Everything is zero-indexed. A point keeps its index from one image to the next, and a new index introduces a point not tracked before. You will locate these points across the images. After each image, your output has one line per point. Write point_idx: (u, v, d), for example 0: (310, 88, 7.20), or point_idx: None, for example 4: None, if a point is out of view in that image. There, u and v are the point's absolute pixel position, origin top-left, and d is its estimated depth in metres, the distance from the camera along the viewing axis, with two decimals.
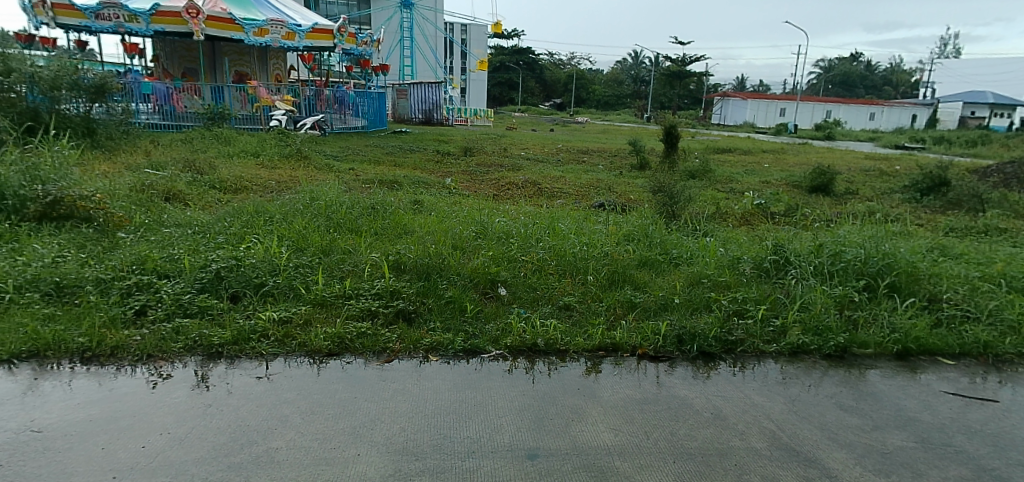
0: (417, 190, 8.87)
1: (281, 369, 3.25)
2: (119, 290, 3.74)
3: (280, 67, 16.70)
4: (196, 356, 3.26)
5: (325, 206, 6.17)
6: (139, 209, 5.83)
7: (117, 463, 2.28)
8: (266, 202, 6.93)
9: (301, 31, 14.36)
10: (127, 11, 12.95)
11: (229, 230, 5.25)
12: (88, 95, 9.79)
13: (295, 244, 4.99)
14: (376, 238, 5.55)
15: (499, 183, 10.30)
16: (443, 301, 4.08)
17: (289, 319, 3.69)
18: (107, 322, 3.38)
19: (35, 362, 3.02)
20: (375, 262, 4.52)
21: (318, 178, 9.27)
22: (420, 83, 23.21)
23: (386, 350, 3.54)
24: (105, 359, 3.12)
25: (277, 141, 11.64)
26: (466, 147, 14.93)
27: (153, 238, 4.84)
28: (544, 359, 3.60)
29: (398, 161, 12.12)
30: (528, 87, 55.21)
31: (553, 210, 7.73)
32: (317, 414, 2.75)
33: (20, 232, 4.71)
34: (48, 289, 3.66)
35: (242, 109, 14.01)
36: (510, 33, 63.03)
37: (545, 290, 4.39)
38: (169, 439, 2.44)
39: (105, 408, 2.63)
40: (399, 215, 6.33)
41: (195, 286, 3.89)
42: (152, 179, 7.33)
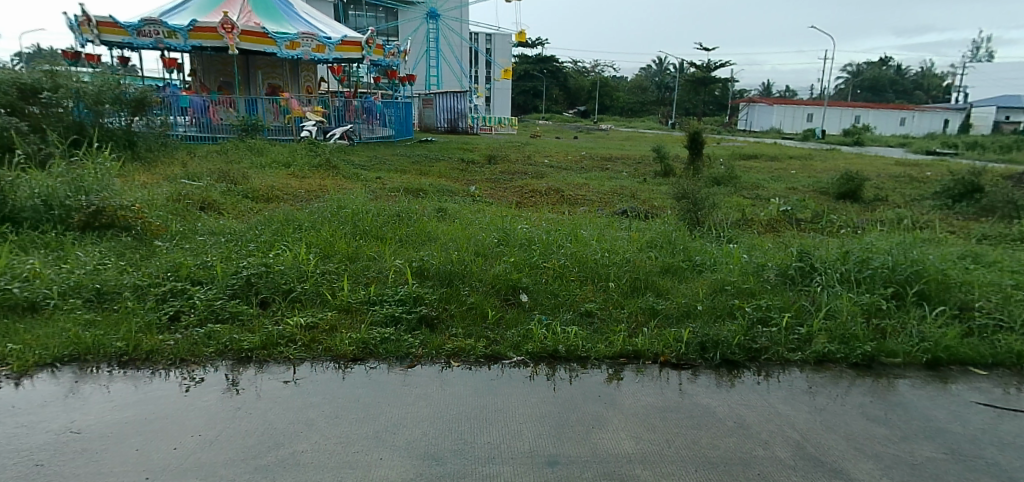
0: (442, 198, 8.97)
1: (307, 373, 3.32)
2: (155, 296, 3.86)
3: (311, 79, 17.05)
4: (226, 360, 3.35)
5: (351, 214, 6.29)
6: (175, 218, 6.01)
7: (151, 464, 2.33)
8: (296, 210, 7.09)
9: (331, 43, 14.59)
10: (167, 27, 13.40)
11: (259, 237, 5.38)
12: (129, 108, 10.23)
13: (322, 251, 5.10)
14: (400, 245, 5.64)
15: (523, 190, 10.36)
16: (465, 307, 4.14)
17: (315, 324, 3.77)
18: (143, 327, 3.50)
19: (77, 366, 3.12)
20: (399, 269, 4.59)
21: (346, 187, 9.44)
22: (445, 92, 23.45)
23: (409, 355, 3.59)
24: (141, 363, 3.22)
25: (307, 151, 11.87)
26: (491, 155, 15.03)
27: (188, 246, 4.99)
28: (565, 366, 3.61)
29: (423, 169, 12.25)
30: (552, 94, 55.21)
31: (576, 217, 7.75)
32: (341, 418, 2.81)
33: (64, 240, 4.89)
34: (90, 295, 3.80)
35: (275, 120, 14.25)
36: (533, 41, 63.30)
37: (566, 297, 4.41)
38: (200, 441, 2.51)
39: (141, 410, 2.72)
40: (424, 222, 6.41)
41: (226, 292, 4.00)
42: (188, 189, 7.56)
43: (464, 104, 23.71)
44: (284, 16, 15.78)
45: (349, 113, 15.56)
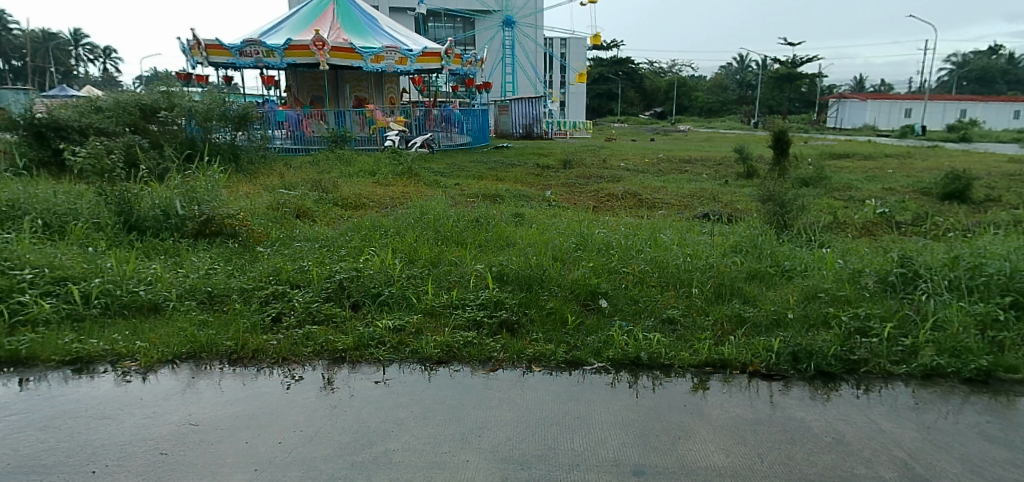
0: (519, 203, 9.06)
1: (396, 374, 3.45)
2: (259, 298, 4.14)
3: (393, 90, 17.71)
4: (322, 360, 3.54)
5: (433, 220, 6.49)
6: (274, 226, 6.41)
7: (259, 456, 2.48)
8: (382, 217, 7.38)
9: (412, 56, 15.07)
10: (265, 47, 14.35)
11: (350, 243, 5.65)
12: (233, 124, 10.98)
13: (407, 256, 5.28)
14: (481, 250, 5.75)
15: (600, 194, 10.29)
16: (545, 312, 4.16)
17: (403, 327, 3.91)
18: (249, 327, 3.76)
19: (193, 363, 3.39)
20: (480, 274, 4.68)
21: (427, 193, 9.72)
22: (521, 98, 23.66)
23: (491, 359, 3.65)
24: (248, 360, 3.46)
25: (390, 160, 12.31)
26: (567, 159, 15.02)
27: (286, 251, 5.32)
28: (648, 373, 3.56)
29: (501, 175, 12.40)
30: (627, 96, 54.49)
31: (655, 221, 7.62)
32: (429, 419, 2.90)
33: (180, 247, 5.33)
34: (203, 297, 4.11)
35: (361, 131, 14.88)
36: (608, 44, 62.72)
37: (647, 303, 4.34)
38: (300, 436, 2.66)
39: (248, 405, 2.92)
40: (502, 227, 6.51)
41: (321, 295, 4.22)
42: (285, 198, 8.04)
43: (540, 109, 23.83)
44: (369, 31, 16.47)
45: (429, 122, 16.06)
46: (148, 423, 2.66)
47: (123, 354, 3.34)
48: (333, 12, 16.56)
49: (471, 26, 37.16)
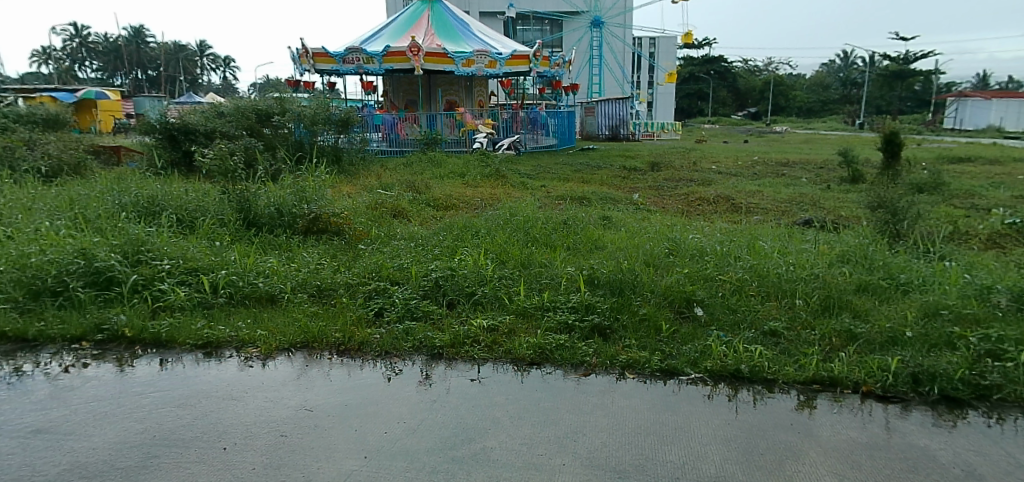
0: (606, 206, 8.96)
1: (490, 373, 3.51)
2: (362, 294, 4.34)
3: (483, 93, 18.03)
4: (421, 356, 3.66)
5: (523, 222, 6.55)
6: (373, 225, 6.71)
7: (367, 443, 2.60)
8: (473, 217, 7.53)
9: (502, 59, 15.36)
10: (366, 54, 15.02)
11: (443, 243, 5.81)
12: (336, 127, 11.46)
13: (499, 256, 5.36)
14: (571, 252, 5.74)
15: (690, 198, 9.98)
16: (638, 318, 4.08)
17: (496, 327, 3.96)
18: (355, 321, 3.97)
19: (305, 352, 3.61)
20: (572, 276, 4.67)
21: (515, 195, 9.82)
22: (609, 100, 23.40)
23: (583, 364, 3.62)
24: (354, 352, 3.65)
25: (480, 162, 12.53)
26: (655, 162, 14.69)
27: (385, 249, 5.55)
28: (749, 388, 3.41)
29: (588, 177, 12.31)
30: (719, 96, 52.64)
31: (751, 227, 7.29)
32: (524, 420, 2.93)
33: (292, 243, 5.70)
34: (312, 290, 4.38)
35: (451, 133, 15.33)
36: (702, 43, 60.74)
37: (747, 313, 4.16)
38: (404, 428, 2.77)
39: (355, 395, 3.07)
40: (591, 230, 6.46)
41: (418, 293, 4.37)
42: (382, 198, 8.40)
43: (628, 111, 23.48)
44: (462, 36, 16.86)
45: (516, 125, 16.25)
46: (268, 406, 2.85)
47: (245, 340, 3.61)
48: (429, 19, 17.09)
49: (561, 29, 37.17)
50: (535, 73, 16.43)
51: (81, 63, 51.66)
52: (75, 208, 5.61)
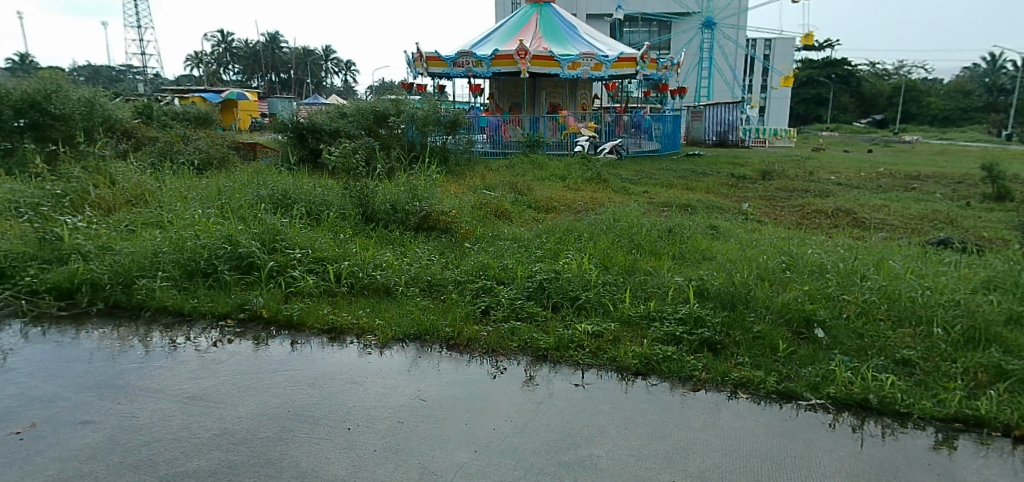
0: (712, 214, 8.62)
1: (594, 379, 3.47)
2: (470, 291, 4.45)
3: (587, 96, 17.93)
4: (526, 356, 3.69)
5: (627, 228, 6.46)
6: (478, 224, 6.87)
7: (476, 438, 2.66)
8: (575, 221, 7.51)
9: (608, 61, 15.19)
10: (475, 58, 15.39)
11: (546, 245, 5.84)
12: (445, 128, 11.77)
13: (602, 261, 5.31)
14: (677, 262, 5.57)
15: (805, 209, 9.38)
16: (752, 336, 3.85)
17: (601, 334, 3.90)
18: (464, 317, 4.09)
19: (417, 344, 3.76)
20: (680, 286, 4.53)
21: (617, 200, 9.69)
22: (717, 104, 22.47)
23: (693, 378, 3.48)
24: (462, 347, 3.76)
25: (582, 166, 12.47)
26: (765, 170, 13.92)
27: (490, 249, 5.66)
28: (877, 420, 3.15)
29: (693, 184, 11.90)
30: (840, 102, 48.91)
31: (874, 244, 6.74)
32: (632, 431, 2.88)
33: (404, 238, 5.97)
34: (423, 285, 4.55)
35: (552, 136, 15.30)
36: (824, 45, 56.92)
37: (876, 340, 3.83)
38: (512, 427, 2.81)
39: (464, 390, 3.15)
40: (698, 239, 6.24)
41: (523, 294, 4.41)
42: (487, 198, 8.59)
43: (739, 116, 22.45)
44: (569, 39, 16.85)
45: (619, 128, 15.92)
46: (385, 393, 2.99)
47: (364, 329, 3.83)
48: (537, 23, 17.24)
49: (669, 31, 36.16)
50: (641, 76, 16.12)
51: (224, 67, 57.00)
52: (221, 198, 6.19)
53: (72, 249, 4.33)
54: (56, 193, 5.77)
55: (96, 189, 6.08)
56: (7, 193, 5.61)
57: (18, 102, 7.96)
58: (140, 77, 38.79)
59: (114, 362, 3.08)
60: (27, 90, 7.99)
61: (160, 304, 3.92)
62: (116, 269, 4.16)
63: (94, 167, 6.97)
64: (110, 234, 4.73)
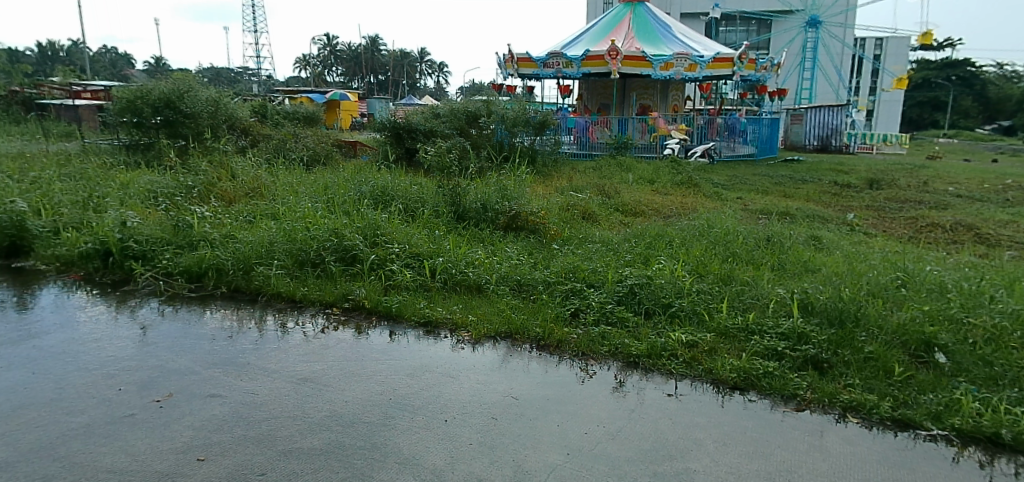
0: (812, 224, 8.14)
1: (688, 390, 3.36)
2: (560, 293, 4.44)
3: (679, 98, 17.43)
4: (617, 361, 3.63)
5: (721, 235, 6.22)
6: (567, 226, 6.85)
7: (569, 441, 2.65)
8: (664, 226, 7.33)
9: (702, 62, 14.65)
10: (566, 59, 15.34)
11: (636, 250, 5.73)
12: (534, 129, 11.80)
13: (696, 269, 5.14)
14: (776, 272, 5.31)
15: (918, 222, 8.66)
16: (863, 356, 3.59)
17: (696, 343, 3.76)
18: (554, 318, 4.08)
19: (508, 343, 3.79)
20: (782, 299, 4.30)
21: (709, 206, 9.35)
22: (820, 107, 21.17)
23: (797, 397, 3.29)
24: (553, 349, 3.75)
25: (672, 169, 12.13)
26: (873, 178, 12.98)
27: (579, 251, 5.62)
28: (1010, 458, 2.85)
29: (790, 191, 11.28)
30: (960, 106, 44.35)
31: (1000, 262, 6.12)
32: (730, 447, 2.78)
33: (494, 237, 6.05)
34: (513, 285, 4.59)
35: (641, 138, 14.99)
36: (944, 44, 52.36)
37: (1009, 369, 3.45)
38: (605, 432, 2.78)
39: (555, 391, 3.15)
40: (800, 250, 5.89)
41: (614, 298, 4.33)
42: (574, 200, 8.56)
43: (844, 121, 21.08)
44: (663, 39, 16.43)
45: (712, 131, 15.36)
46: (479, 389, 3.05)
47: (458, 324, 3.91)
48: (630, 23, 16.95)
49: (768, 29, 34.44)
50: (737, 77, 15.45)
51: (327, 69, 60.20)
52: (327, 193, 6.55)
53: (200, 236, 4.72)
54: (186, 185, 6.32)
55: (218, 182, 6.61)
56: (146, 184, 6.20)
57: (155, 101, 8.79)
58: (254, 79, 41.73)
59: (235, 342, 3.33)
60: (163, 90, 8.80)
61: (275, 290, 4.20)
62: (238, 256, 4.49)
63: (217, 162, 7.58)
64: (231, 223, 5.11)
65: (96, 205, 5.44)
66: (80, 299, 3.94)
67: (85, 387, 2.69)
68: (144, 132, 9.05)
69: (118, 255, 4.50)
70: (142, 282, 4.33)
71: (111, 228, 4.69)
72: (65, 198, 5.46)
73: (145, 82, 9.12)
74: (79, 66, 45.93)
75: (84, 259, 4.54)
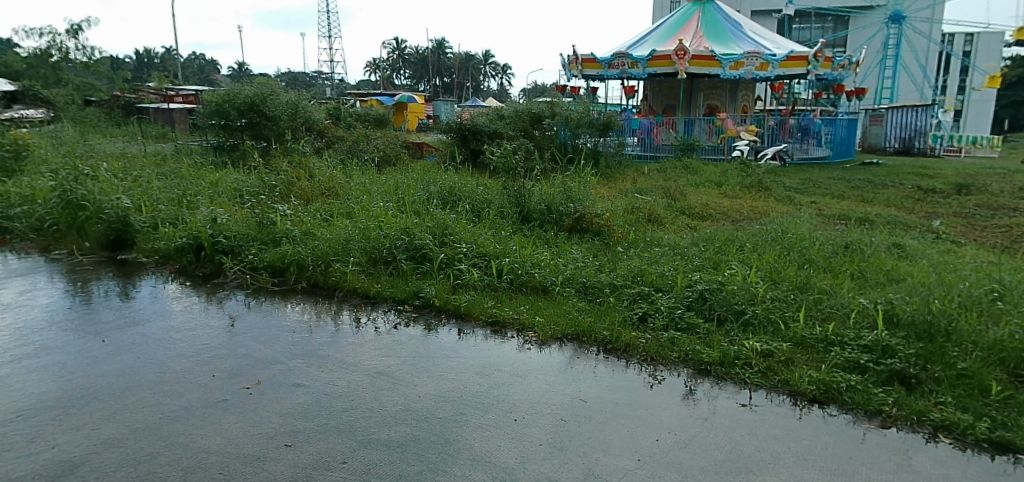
0: (894, 230, 7.69)
1: (763, 401, 3.25)
2: (627, 296, 4.37)
3: (749, 98, 16.85)
4: (688, 368, 3.55)
5: (796, 241, 5.97)
6: (632, 229, 6.77)
7: (640, 447, 2.62)
8: (734, 230, 7.10)
9: (775, 60, 14.17)
10: (631, 59, 15.10)
11: (705, 254, 5.58)
12: (598, 131, 11.64)
13: (769, 275, 4.95)
14: (856, 281, 5.05)
15: (1013, 231, 8.03)
16: (955, 373, 3.37)
17: (771, 353, 3.63)
18: (621, 322, 4.02)
19: (575, 345, 3.78)
20: (864, 309, 4.09)
21: (780, 210, 8.99)
22: (904, 107, 19.98)
23: (882, 414, 3.12)
24: (620, 353, 3.70)
25: (741, 172, 11.74)
26: (962, 183, 12.16)
27: (646, 255, 5.53)
28: None
29: (870, 196, 10.69)
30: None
31: None
32: (810, 463, 2.68)
33: (560, 239, 6.03)
34: (579, 287, 4.55)
35: (709, 140, 14.52)
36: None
37: None
38: (676, 440, 2.73)
39: (624, 396, 3.11)
40: (882, 258, 5.58)
41: (683, 303, 4.23)
42: (639, 202, 8.43)
43: (930, 121, 19.81)
44: (733, 37, 15.93)
45: (783, 132, 14.73)
46: (548, 390, 3.06)
47: (525, 325, 3.93)
48: (698, 22, 16.53)
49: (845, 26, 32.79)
50: (812, 76, 14.79)
51: (395, 72, 61.83)
52: (397, 193, 6.75)
53: (282, 232, 4.95)
54: (268, 184, 6.66)
55: (297, 181, 6.93)
56: (233, 183, 6.58)
57: (241, 104, 9.32)
58: (327, 83, 43.42)
59: (313, 335, 3.47)
60: (248, 93, 9.31)
61: (350, 286, 4.35)
62: (317, 252, 4.69)
63: (296, 163, 7.97)
64: (309, 221, 5.34)
65: (189, 201, 5.80)
66: (175, 290, 4.21)
67: (182, 372, 2.87)
68: (230, 133, 9.58)
69: (209, 249, 4.78)
70: (231, 275, 4.58)
71: (202, 224, 4.98)
72: (162, 195, 5.85)
73: (231, 87, 9.68)
74: (169, 72, 49.08)
75: (179, 252, 4.85)
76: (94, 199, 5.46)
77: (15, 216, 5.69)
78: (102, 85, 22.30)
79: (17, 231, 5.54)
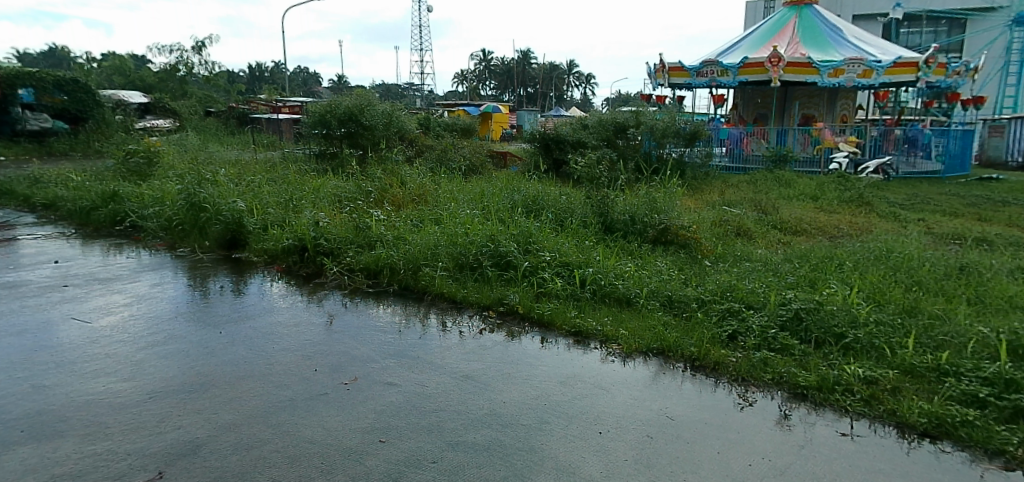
0: (1016, 253, 7.00)
1: (865, 432, 3.04)
2: (716, 312, 4.22)
3: (849, 107, 15.90)
4: (782, 392, 3.38)
5: (902, 261, 5.57)
6: (720, 243, 6.56)
7: (732, 472, 2.52)
8: (831, 247, 6.72)
9: (881, 67, 13.18)
10: (720, 67, 14.61)
11: (799, 272, 5.30)
12: (684, 141, 11.31)
13: (872, 296, 4.64)
14: (973, 307, 4.63)
15: None
16: None
17: (876, 380, 3.39)
18: (710, 338, 3.89)
19: (661, 360, 3.69)
20: (984, 339, 3.75)
21: (883, 227, 8.40)
22: None
23: (1004, 454, 2.84)
24: (709, 371, 3.58)
25: (838, 185, 11.08)
26: None
27: (735, 270, 5.32)
28: None
29: (988, 214, 9.78)
30: None
31: None
32: None
33: (644, 251, 5.93)
34: (664, 300, 4.45)
35: (803, 151, 13.71)
36: None
37: None
38: (770, 467, 2.62)
39: (713, 417, 3.01)
40: (1004, 283, 5.09)
41: (777, 322, 4.03)
42: (727, 215, 8.15)
43: None
44: (833, 43, 15.11)
45: (888, 144, 13.72)
46: (633, 405, 3.02)
47: (609, 336, 3.89)
48: (795, 28, 15.83)
49: (961, 30, 30.34)
50: (922, 83, 13.77)
51: (481, 83, 63.36)
52: (483, 201, 6.90)
53: (376, 236, 5.18)
54: (364, 190, 7.01)
55: (390, 188, 7.25)
56: (332, 189, 6.96)
57: (340, 114, 9.88)
58: (415, 94, 45.20)
59: (404, 336, 3.60)
60: (348, 105, 9.88)
61: (439, 291, 4.48)
62: (408, 256, 4.85)
63: (389, 170, 8.35)
64: (401, 226, 5.56)
65: (293, 205, 6.19)
66: (280, 288, 4.49)
67: (288, 365, 3.06)
68: (330, 142, 10.16)
69: (312, 251, 5.08)
70: (330, 276, 4.84)
71: (305, 227, 5.30)
72: (271, 199, 6.27)
73: (332, 98, 10.28)
74: (275, 85, 52.61)
75: (285, 253, 5.19)
76: (215, 201, 5.95)
77: (148, 216, 6.24)
78: (219, 97, 24.30)
79: (150, 229, 6.08)
